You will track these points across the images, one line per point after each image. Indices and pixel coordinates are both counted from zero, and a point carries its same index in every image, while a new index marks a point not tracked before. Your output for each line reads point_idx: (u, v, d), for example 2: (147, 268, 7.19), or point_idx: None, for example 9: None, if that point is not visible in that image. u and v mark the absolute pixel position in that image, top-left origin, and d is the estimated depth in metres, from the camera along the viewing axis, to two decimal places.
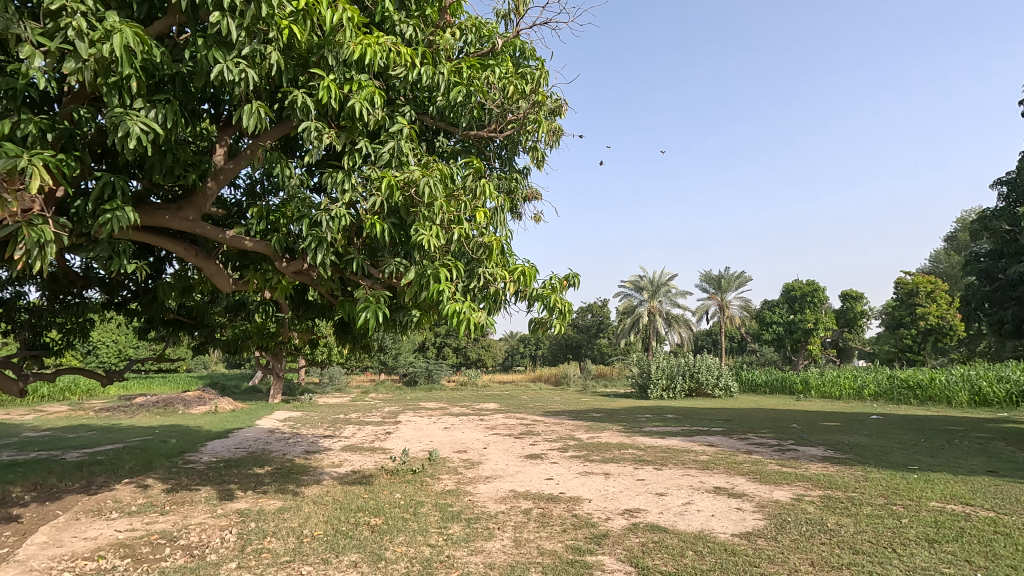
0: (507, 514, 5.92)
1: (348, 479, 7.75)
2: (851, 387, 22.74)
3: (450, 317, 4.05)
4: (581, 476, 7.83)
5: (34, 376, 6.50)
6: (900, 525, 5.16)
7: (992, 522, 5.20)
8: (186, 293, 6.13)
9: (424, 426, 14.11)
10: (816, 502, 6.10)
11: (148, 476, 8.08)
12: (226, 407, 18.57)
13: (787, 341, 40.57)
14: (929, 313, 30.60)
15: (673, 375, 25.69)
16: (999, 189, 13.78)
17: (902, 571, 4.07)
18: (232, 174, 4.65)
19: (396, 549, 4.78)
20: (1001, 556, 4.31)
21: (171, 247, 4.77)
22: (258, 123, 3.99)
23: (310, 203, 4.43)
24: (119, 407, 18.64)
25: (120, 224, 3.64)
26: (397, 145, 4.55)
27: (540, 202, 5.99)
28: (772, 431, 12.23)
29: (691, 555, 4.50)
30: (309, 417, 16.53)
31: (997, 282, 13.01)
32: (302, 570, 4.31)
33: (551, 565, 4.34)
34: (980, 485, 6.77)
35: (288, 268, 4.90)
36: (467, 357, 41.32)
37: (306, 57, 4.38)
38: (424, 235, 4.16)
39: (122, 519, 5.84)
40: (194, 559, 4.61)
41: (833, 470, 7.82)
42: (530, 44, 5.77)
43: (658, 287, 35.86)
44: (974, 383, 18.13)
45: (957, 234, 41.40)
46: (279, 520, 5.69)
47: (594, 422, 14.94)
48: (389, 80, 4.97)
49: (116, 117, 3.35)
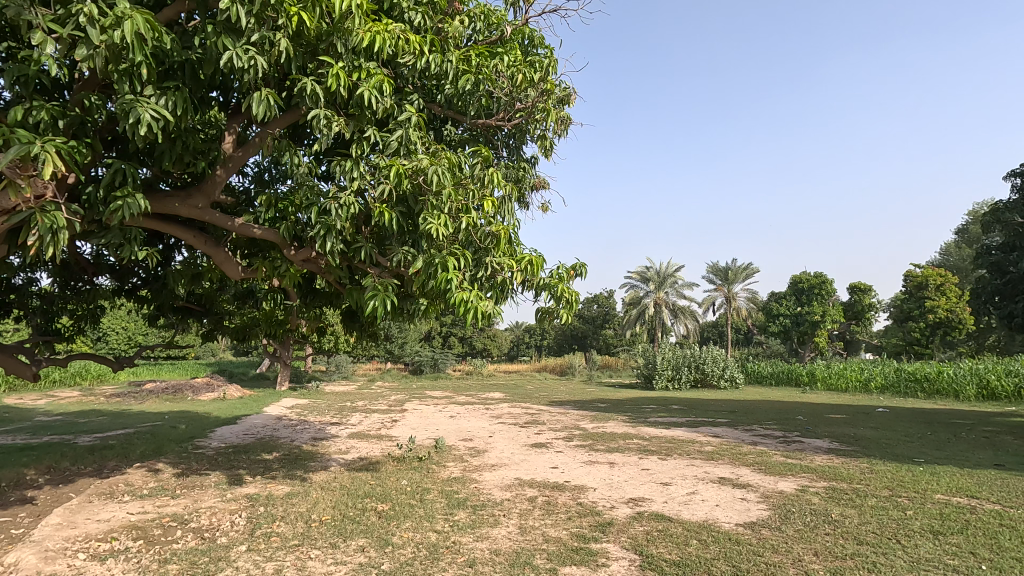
0: (512, 501, 5.98)
1: (355, 466, 7.84)
2: (857, 379, 22.64)
3: (458, 306, 4.07)
4: (586, 465, 7.89)
5: (47, 361, 6.56)
6: (905, 517, 5.16)
7: (997, 515, 5.20)
8: (196, 281, 6.19)
9: (430, 415, 14.21)
10: (821, 493, 6.11)
11: (158, 461, 8.18)
12: (235, 394, 18.76)
13: (794, 333, 40.40)
14: (938, 306, 30.31)
15: (678, 366, 25.79)
16: (1013, 180, 13.47)
17: (905, 562, 4.09)
18: (241, 161, 4.68)
19: (403, 535, 4.85)
20: (1006, 549, 4.31)
21: (181, 235, 4.81)
22: (268, 111, 4.00)
23: (319, 191, 4.44)
24: (129, 393, 18.84)
25: (132, 211, 3.68)
26: (405, 134, 4.54)
27: (547, 191, 5.99)
28: (778, 424, 12.23)
29: (696, 543, 4.54)
30: (316, 404, 16.73)
31: (1009, 275, 12.79)
32: (310, 554, 4.39)
33: (556, 552, 4.38)
34: (986, 478, 6.76)
35: (295, 256, 4.92)
36: (472, 346, 41.38)
37: (315, 44, 4.37)
38: (432, 224, 4.18)
39: (134, 502, 5.94)
40: (205, 542, 4.70)
41: (839, 462, 7.83)
42: (539, 32, 5.74)
43: (664, 278, 35.83)
44: (982, 377, 18.02)
45: (969, 227, 40.85)
46: (288, 505, 5.77)
47: (599, 412, 14.96)
48: (398, 68, 4.93)
49: (127, 104, 3.37)
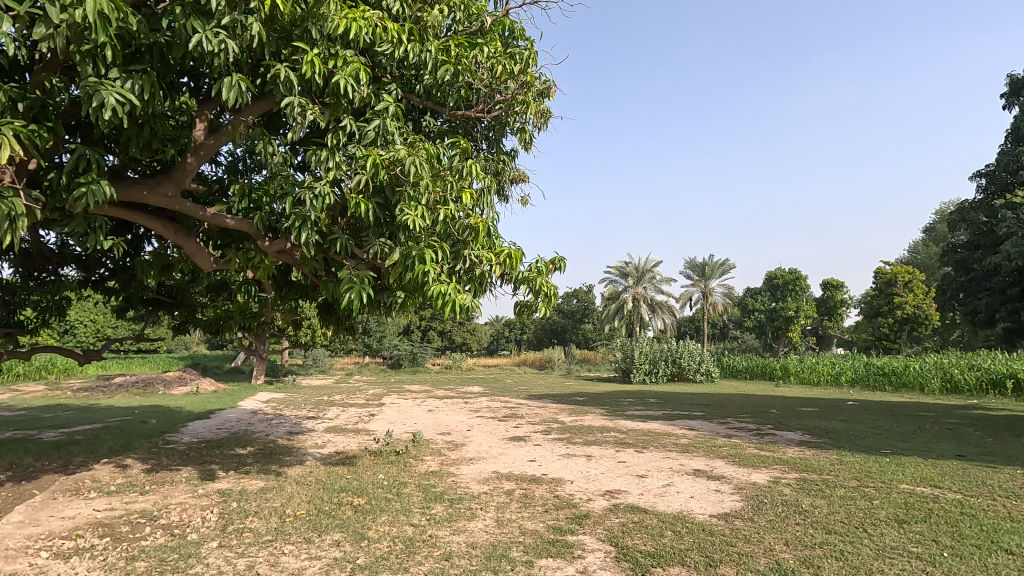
0: (490, 494, 5.98)
1: (331, 460, 7.76)
2: (829, 373, 23.28)
3: (435, 299, 4.05)
4: (564, 458, 7.94)
5: (8, 354, 6.28)
6: (871, 506, 5.31)
7: (958, 504, 5.38)
8: (166, 271, 6.03)
9: (408, 409, 14.12)
10: (792, 484, 6.25)
11: (127, 456, 7.98)
12: (208, 388, 18.44)
13: (769, 328, 41.74)
14: (906, 302, 31.28)
15: (656, 360, 26.16)
16: (978, 180, 13.62)
17: (871, 550, 4.21)
18: (213, 149, 4.54)
19: (379, 529, 4.81)
20: (965, 536, 4.46)
21: (150, 224, 4.64)
22: (239, 97, 3.89)
23: (293, 181, 4.33)
24: (98, 387, 18.39)
25: (97, 198, 3.54)
26: (382, 124, 4.48)
27: (526, 184, 5.97)
28: (752, 416, 12.49)
29: (670, 535, 4.60)
30: (292, 399, 16.50)
31: (973, 272, 13.18)
32: (284, 550, 4.33)
33: (532, 545, 4.40)
34: (948, 468, 7.00)
35: (270, 247, 4.82)
36: (451, 340, 41.29)
37: (289, 30, 4.29)
38: (409, 215, 4.12)
39: (101, 498, 5.78)
40: (175, 539, 4.59)
41: (810, 454, 8.00)
42: (519, 24, 5.71)
43: (643, 273, 36.19)
44: (947, 371, 18.62)
45: (937, 225, 41.90)
46: (261, 501, 5.67)
47: (578, 405, 15.09)
48: (375, 57, 4.83)
49: (90, 87, 3.24)
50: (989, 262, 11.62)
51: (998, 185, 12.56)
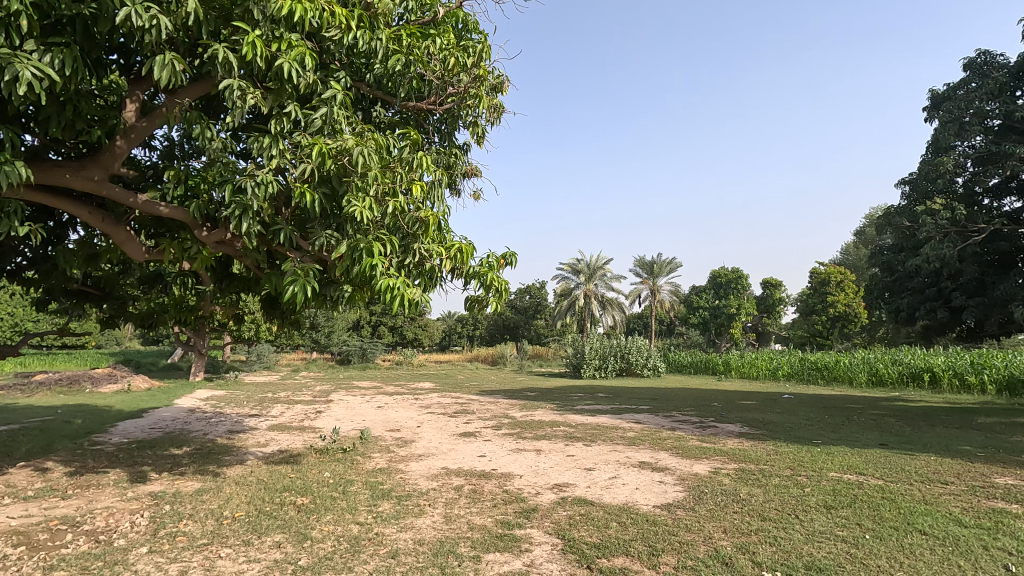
0: (438, 490, 5.93)
1: (274, 459, 7.50)
2: (767, 368, 24.42)
3: (383, 293, 3.95)
4: (514, 453, 7.97)
5: None
6: (803, 493, 5.60)
7: (880, 489, 5.76)
8: (93, 261, 5.64)
9: (357, 406, 13.82)
10: (731, 474, 6.51)
11: (48, 459, 7.44)
12: (141, 385, 17.45)
13: (712, 325, 43.38)
14: (838, 301, 33.22)
15: (605, 356, 26.63)
16: (902, 188, 14.50)
17: (801, 535, 4.44)
18: (145, 132, 4.27)
19: (323, 528, 4.68)
20: (886, 519, 4.78)
21: (73, 210, 4.32)
22: (173, 77, 3.67)
23: (234, 168, 4.13)
24: (14, 386, 17.05)
25: (10, 179, 3.25)
26: (330, 112, 4.32)
27: (478, 178, 5.94)
28: (695, 410, 12.94)
29: (616, 526, 4.70)
30: (233, 396, 15.85)
31: (897, 273, 14.09)
32: (220, 554, 4.13)
33: (480, 540, 4.39)
34: (872, 456, 7.48)
35: (208, 237, 4.59)
36: (402, 336, 40.74)
37: (229, 9, 4.10)
38: (356, 207, 4.03)
39: (17, 505, 5.36)
40: (100, 545, 4.32)
41: (748, 445, 8.37)
42: (472, 17, 5.67)
43: (594, 271, 36.79)
44: (872, 365, 19.88)
45: (867, 229, 44.65)
46: (197, 503, 5.41)
47: (528, 401, 15.21)
48: (322, 42, 4.65)
49: (2, 59, 2.98)
50: (909, 263, 12.43)
51: (919, 192, 13.40)
